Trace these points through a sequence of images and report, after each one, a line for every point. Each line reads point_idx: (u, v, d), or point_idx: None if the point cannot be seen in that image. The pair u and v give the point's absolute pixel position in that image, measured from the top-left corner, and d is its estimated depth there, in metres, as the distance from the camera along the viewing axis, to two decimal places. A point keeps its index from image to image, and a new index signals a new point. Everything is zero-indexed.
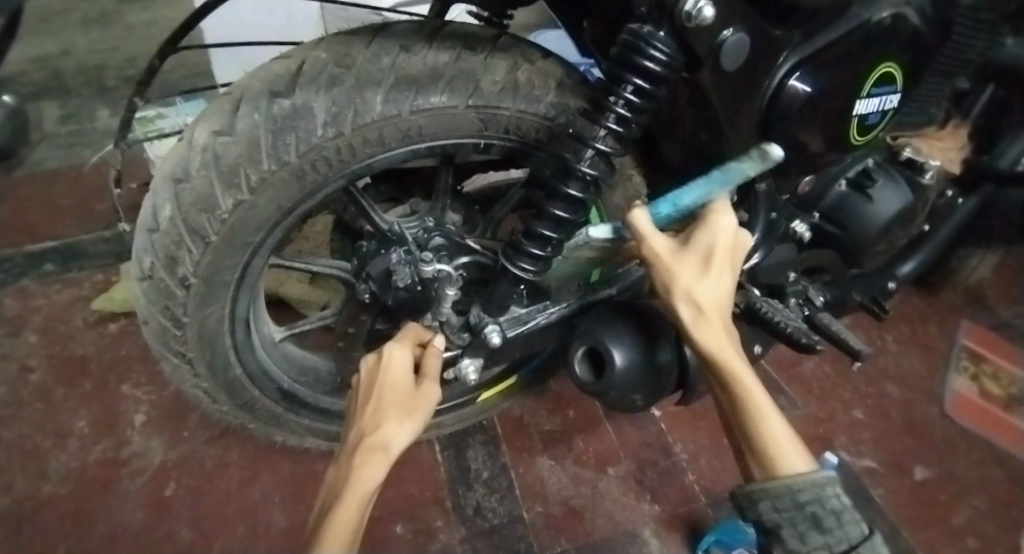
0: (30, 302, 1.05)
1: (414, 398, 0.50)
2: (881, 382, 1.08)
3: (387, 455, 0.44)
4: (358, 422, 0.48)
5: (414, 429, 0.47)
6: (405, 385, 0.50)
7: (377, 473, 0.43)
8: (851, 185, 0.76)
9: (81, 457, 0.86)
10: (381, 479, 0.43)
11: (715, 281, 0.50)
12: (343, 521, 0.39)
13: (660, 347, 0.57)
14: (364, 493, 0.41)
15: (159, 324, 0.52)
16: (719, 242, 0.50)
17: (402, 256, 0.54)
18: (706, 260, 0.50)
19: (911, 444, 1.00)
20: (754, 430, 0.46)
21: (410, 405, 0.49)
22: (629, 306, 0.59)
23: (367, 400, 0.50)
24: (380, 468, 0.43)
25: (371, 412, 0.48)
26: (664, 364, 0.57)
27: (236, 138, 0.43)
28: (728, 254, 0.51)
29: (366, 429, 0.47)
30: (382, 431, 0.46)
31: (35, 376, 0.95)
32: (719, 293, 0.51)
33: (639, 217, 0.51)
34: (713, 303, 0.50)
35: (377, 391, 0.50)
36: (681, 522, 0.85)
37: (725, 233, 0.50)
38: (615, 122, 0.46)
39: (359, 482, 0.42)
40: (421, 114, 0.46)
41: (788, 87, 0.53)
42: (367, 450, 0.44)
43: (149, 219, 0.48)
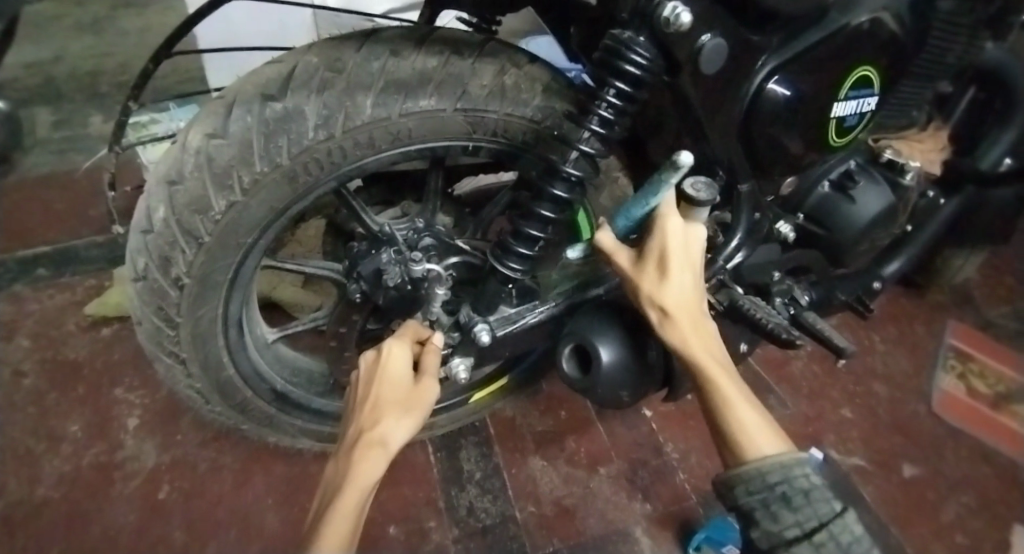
0: (22, 307, 1.05)
1: (413, 395, 0.51)
2: (869, 382, 1.10)
3: (386, 450, 0.45)
4: (356, 419, 0.49)
5: (412, 425, 0.48)
6: (403, 381, 0.51)
7: (377, 467, 0.44)
8: (834, 186, 0.78)
9: (74, 460, 0.86)
10: (380, 473, 0.44)
11: (672, 282, 0.52)
12: (342, 513, 0.40)
13: (649, 347, 0.59)
14: (363, 486, 0.42)
15: (153, 324, 0.53)
16: (668, 243, 0.52)
17: (392, 256, 0.54)
18: (661, 264, 0.52)
19: (899, 442, 1.02)
20: (721, 422, 0.48)
21: (408, 402, 0.50)
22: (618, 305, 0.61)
23: (365, 395, 0.50)
24: (379, 462, 0.44)
25: (370, 408, 0.49)
26: (652, 363, 0.59)
27: (229, 141, 0.44)
28: (682, 253, 0.52)
29: (365, 425, 0.47)
30: (381, 427, 0.47)
31: (28, 380, 0.95)
32: (681, 292, 0.52)
33: (602, 236, 0.55)
34: (674, 303, 0.52)
35: (375, 387, 0.50)
36: (672, 521, 0.86)
37: (676, 233, 0.52)
38: (598, 124, 0.47)
39: (359, 476, 0.43)
40: (411, 117, 0.47)
41: (767, 90, 0.55)
42: (366, 445, 0.45)
43: (144, 220, 0.49)
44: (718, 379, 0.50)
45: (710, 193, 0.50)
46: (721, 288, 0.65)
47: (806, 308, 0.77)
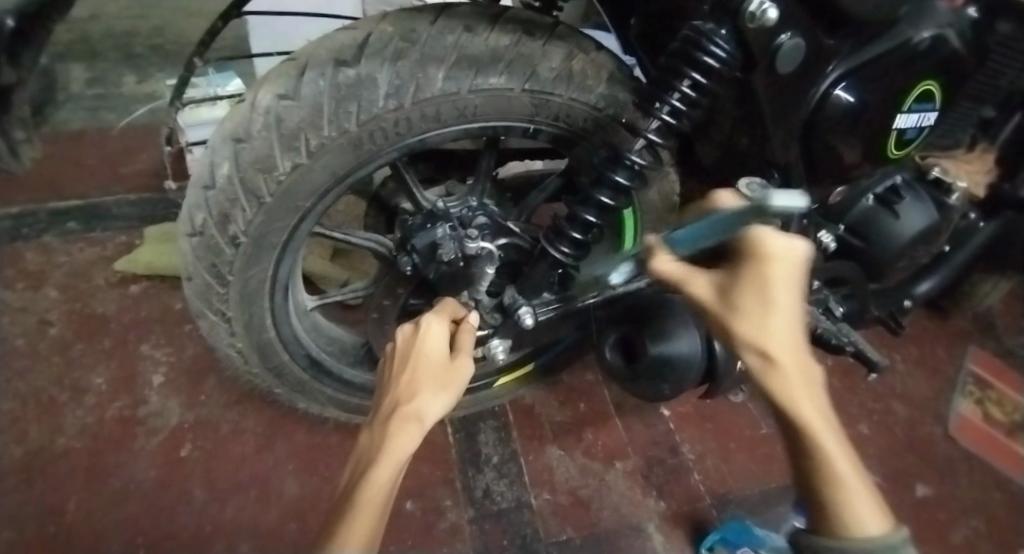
0: (52, 258, 1.06)
1: (448, 373, 0.50)
2: (888, 400, 1.09)
3: (421, 425, 0.45)
4: (390, 392, 0.48)
5: (446, 402, 0.48)
6: (440, 357, 0.51)
7: (412, 442, 0.43)
8: (878, 200, 0.77)
9: (97, 413, 0.87)
10: (416, 448, 0.43)
11: (779, 316, 0.40)
12: (378, 483, 0.39)
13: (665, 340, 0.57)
14: (401, 457, 0.41)
15: (202, 280, 0.53)
16: (774, 272, 0.41)
17: (447, 232, 0.54)
18: (762, 289, 0.41)
19: (913, 463, 1.01)
20: (824, 489, 0.35)
21: (444, 379, 0.49)
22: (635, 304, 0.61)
23: (402, 369, 0.50)
24: (415, 436, 0.43)
25: (406, 380, 0.49)
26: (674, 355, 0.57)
27: (300, 103, 0.45)
28: (787, 275, 0.41)
29: (401, 397, 0.47)
30: (418, 402, 0.46)
31: (55, 330, 0.96)
32: (790, 329, 0.40)
33: (665, 262, 0.49)
34: (781, 341, 0.39)
35: (411, 362, 0.50)
36: (685, 520, 0.86)
37: (780, 251, 0.41)
38: (668, 114, 0.47)
39: (396, 448, 0.42)
40: (479, 94, 0.47)
41: (833, 95, 0.53)
42: (402, 418, 0.44)
43: (205, 175, 0.49)
44: (825, 433, 0.37)
45: (767, 192, 0.55)
46: None
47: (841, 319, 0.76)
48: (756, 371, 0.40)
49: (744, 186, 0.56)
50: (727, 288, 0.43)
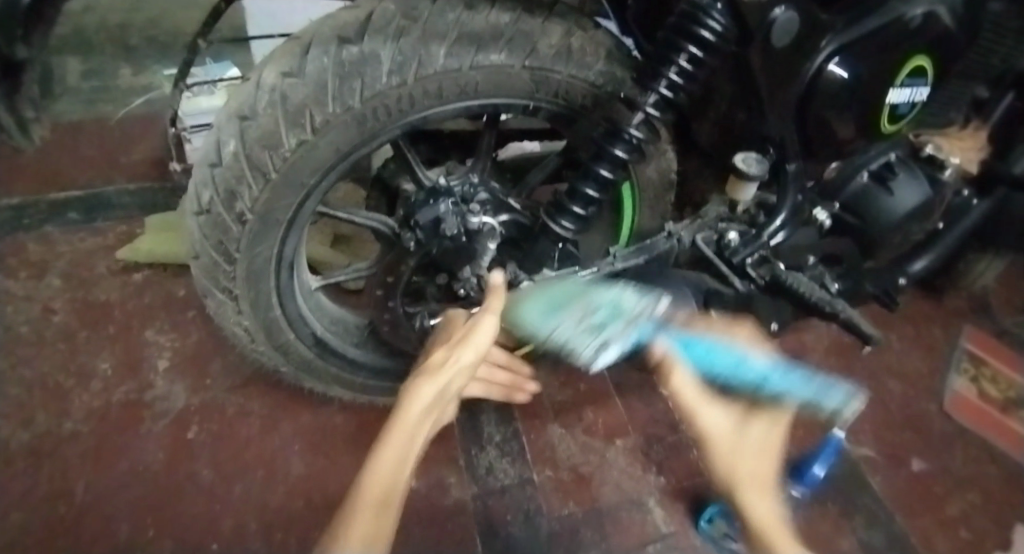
0: (54, 248, 1.07)
1: (462, 335, 0.53)
2: (883, 378, 1.11)
3: (429, 384, 0.48)
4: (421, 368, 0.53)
5: (459, 351, 0.52)
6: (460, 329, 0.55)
7: (420, 399, 0.47)
8: (872, 177, 0.78)
9: (103, 397, 0.88)
10: (422, 403, 0.47)
11: (767, 456, 0.49)
12: (386, 438, 0.44)
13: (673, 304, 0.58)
14: (407, 412, 0.46)
15: (210, 259, 0.55)
16: (771, 422, 0.52)
17: (450, 207, 0.56)
18: (760, 431, 0.51)
19: (908, 438, 1.03)
20: None
21: (457, 342, 0.53)
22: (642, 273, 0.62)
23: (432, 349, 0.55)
24: (421, 393, 0.47)
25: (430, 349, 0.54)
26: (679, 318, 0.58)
27: (304, 80, 0.45)
28: (775, 433, 0.51)
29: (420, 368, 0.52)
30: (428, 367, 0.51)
31: (59, 317, 0.97)
32: (769, 467, 0.48)
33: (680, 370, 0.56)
34: (770, 476, 0.47)
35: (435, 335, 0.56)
36: (685, 495, 0.87)
37: (776, 419, 0.53)
38: (667, 87, 0.48)
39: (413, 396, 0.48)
40: (480, 70, 0.48)
41: (828, 70, 0.55)
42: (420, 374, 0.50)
43: (212, 153, 0.50)
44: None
45: (760, 168, 0.59)
46: (763, 263, 0.65)
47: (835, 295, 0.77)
48: (749, 493, 0.46)
49: (738, 162, 0.60)
50: (737, 417, 0.52)
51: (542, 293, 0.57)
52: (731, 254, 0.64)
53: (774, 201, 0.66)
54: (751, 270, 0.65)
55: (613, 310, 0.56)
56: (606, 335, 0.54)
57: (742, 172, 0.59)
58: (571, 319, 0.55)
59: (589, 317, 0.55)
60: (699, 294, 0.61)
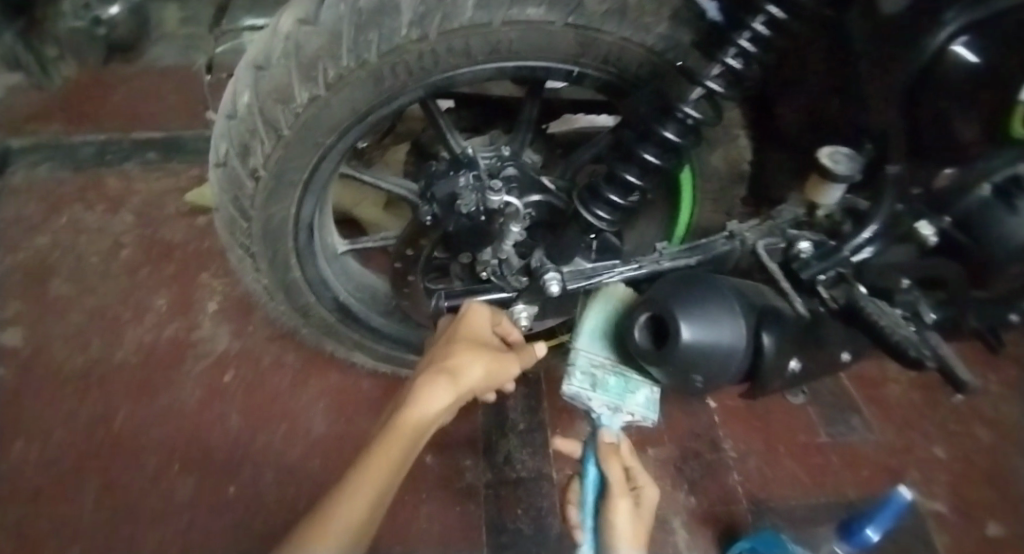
0: (132, 185, 1.12)
1: (489, 348, 0.52)
2: (971, 424, 0.95)
3: (451, 384, 0.48)
4: (432, 352, 0.52)
5: (481, 365, 0.50)
6: (482, 337, 0.53)
7: (440, 396, 0.47)
8: (995, 191, 0.60)
9: (154, 332, 0.92)
10: (441, 402, 0.47)
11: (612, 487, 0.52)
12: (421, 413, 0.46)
13: (711, 328, 0.47)
14: (425, 410, 0.46)
15: (228, 213, 0.53)
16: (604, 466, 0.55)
17: (470, 181, 0.51)
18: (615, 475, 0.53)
19: (994, 499, 0.87)
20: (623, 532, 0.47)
21: (484, 349, 0.51)
22: (683, 278, 0.50)
23: (445, 335, 0.53)
24: (443, 393, 0.47)
25: (447, 343, 0.51)
26: (709, 345, 0.47)
27: (319, 28, 0.41)
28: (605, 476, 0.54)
29: (438, 356, 0.50)
30: (452, 359, 0.49)
31: (126, 251, 1.02)
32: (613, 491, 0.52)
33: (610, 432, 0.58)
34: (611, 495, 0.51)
35: (453, 328, 0.53)
36: (715, 520, 0.80)
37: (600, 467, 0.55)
38: (735, 58, 0.40)
39: (423, 406, 0.46)
40: (514, 26, 0.42)
41: (951, 51, 0.43)
42: (434, 376, 0.48)
43: (229, 103, 0.47)
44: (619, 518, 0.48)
45: (849, 167, 0.49)
46: (840, 283, 0.52)
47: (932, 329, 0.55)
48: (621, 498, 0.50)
49: (823, 157, 0.50)
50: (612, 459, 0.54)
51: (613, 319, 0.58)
52: (800, 266, 0.53)
53: (865, 207, 0.55)
54: (822, 289, 0.52)
55: (622, 384, 0.58)
56: (595, 393, 0.57)
57: (826, 169, 0.49)
58: (599, 358, 0.58)
59: (605, 371, 0.58)
60: (751, 311, 0.49)
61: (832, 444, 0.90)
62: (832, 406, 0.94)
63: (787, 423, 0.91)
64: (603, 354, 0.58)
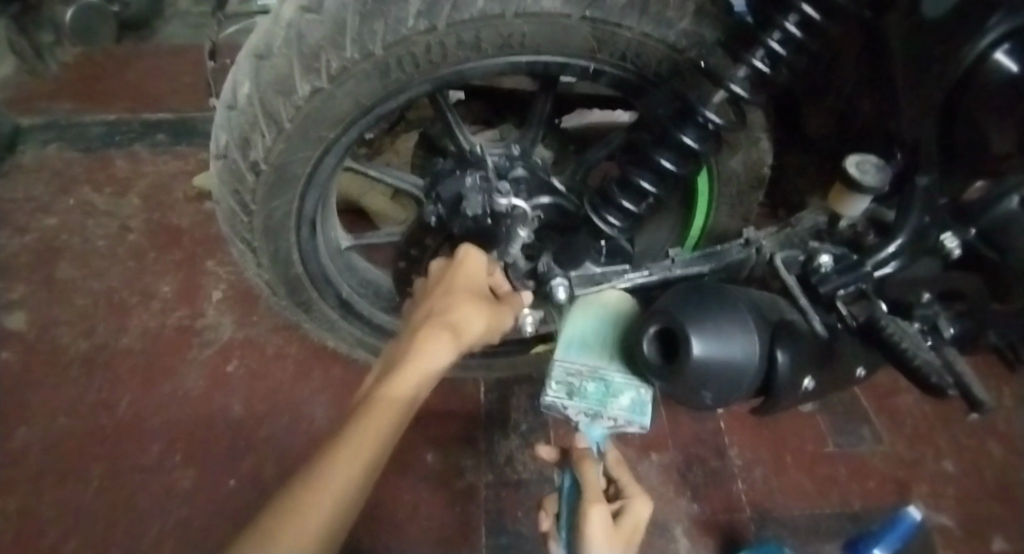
0: (141, 168, 1.12)
1: (486, 301, 0.48)
2: (984, 437, 0.91)
3: (454, 340, 0.44)
4: (427, 302, 0.47)
5: (482, 321, 0.47)
6: (480, 288, 0.49)
7: (444, 353, 0.43)
8: None
9: (159, 318, 0.91)
10: (445, 359, 0.43)
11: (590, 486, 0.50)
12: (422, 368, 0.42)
13: (724, 339, 0.44)
14: (427, 366, 0.42)
15: (228, 207, 0.51)
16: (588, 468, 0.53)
17: (477, 182, 0.49)
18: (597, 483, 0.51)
19: (1008, 517, 0.83)
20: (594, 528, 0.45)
21: (483, 303, 0.48)
22: (695, 288, 0.48)
23: (440, 283, 0.48)
24: (446, 349, 0.43)
25: (445, 294, 0.47)
26: (724, 357, 0.44)
27: (322, 17, 0.39)
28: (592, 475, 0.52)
29: (437, 309, 0.46)
30: (455, 315, 0.45)
31: (133, 235, 1.01)
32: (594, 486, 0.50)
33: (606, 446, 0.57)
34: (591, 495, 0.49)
35: (449, 278, 0.48)
36: (718, 529, 0.78)
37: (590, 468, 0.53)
38: (762, 60, 0.37)
39: (425, 359, 0.42)
40: (528, 20, 0.40)
41: (993, 59, 0.39)
42: (436, 330, 0.44)
43: (229, 93, 0.45)
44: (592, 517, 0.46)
45: (878, 177, 0.46)
46: (859, 299, 0.49)
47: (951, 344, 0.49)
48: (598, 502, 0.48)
49: (849, 166, 0.47)
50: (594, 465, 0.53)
51: (583, 322, 0.52)
52: (818, 280, 0.50)
53: (892, 219, 0.53)
54: (841, 305, 0.49)
55: (602, 390, 0.49)
56: (572, 402, 0.49)
57: (852, 180, 0.47)
58: (574, 364, 0.50)
59: (583, 380, 0.50)
60: (766, 326, 0.47)
61: (840, 454, 0.87)
62: (842, 415, 0.92)
63: (795, 431, 0.89)
64: (579, 360, 0.50)
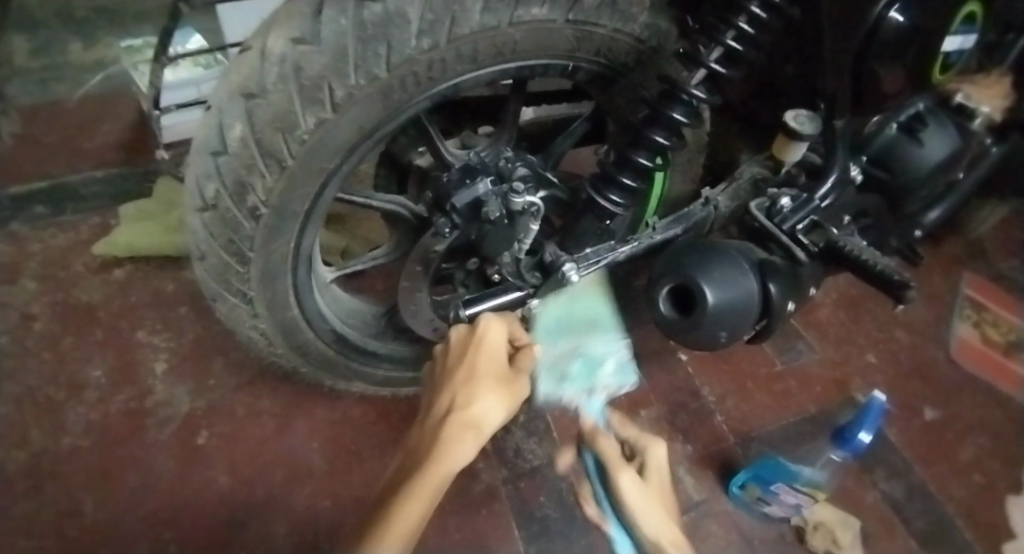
0: (24, 248, 0.98)
1: (507, 378, 0.44)
2: (890, 328, 1.07)
3: (478, 436, 0.39)
4: (447, 390, 0.42)
5: (506, 409, 0.42)
6: (499, 363, 0.45)
7: (467, 454, 0.38)
8: (901, 129, 0.68)
9: (100, 407, 0.81)
10: (468, 460, 0.38)
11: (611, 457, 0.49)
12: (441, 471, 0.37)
13: (728, 287, 0.51)
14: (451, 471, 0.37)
15: (220, 260, 0.48)
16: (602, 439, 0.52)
17: (490, 186, 0.52)
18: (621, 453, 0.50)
19: (922, 388, 1.00)
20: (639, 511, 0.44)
21: (505, 381, 0.44)
22: (692, 245, 0.53)
23: (458, 365, 0.44)
24: (471, 450, 0.38)
25: (465, 379, 0.42)
26: (732, 304, 0.51)
27: (320, 47, 0.38)
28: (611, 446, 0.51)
29: (457, 399, 0.41)
30: (476, 404, 0.40)
31: (38, 324, 0.89)
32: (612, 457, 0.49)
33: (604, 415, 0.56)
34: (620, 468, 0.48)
35: (468, 359, 0.44)
36: (713, 460, 0.87)
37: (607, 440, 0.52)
38: (734, 39, 0.43)
39: (446, 463, 0.37)
40: (520, 27, 0.42)
41: (887, 19, 0.49)
42: (459, 425, 0.39)
43: (213, 139, 0.43)
44: (631, 499, 0.45)
45: (813, 126, 0.55)
46: (814, 229, 0.60)
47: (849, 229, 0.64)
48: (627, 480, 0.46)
49: (790, 121, 0.56)
50: (600, 438, 0.51)
51: (562, 309, 0.58)
52: (781, 220, 0.59)
53: (819, 161, 0.62)
54: (803, 236, 0.59)
55: (590, 368, 0.56)
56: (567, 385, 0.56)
57: (794, 130, 0.55)
58: (558, 350, 0.56)
59: (568, 360, 0.57)
60: (753, 265, 0.53)
61: (789, 370, 0.99)
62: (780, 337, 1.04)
63: (748, 359, 1.00)
64: (562, 345, 0.57)
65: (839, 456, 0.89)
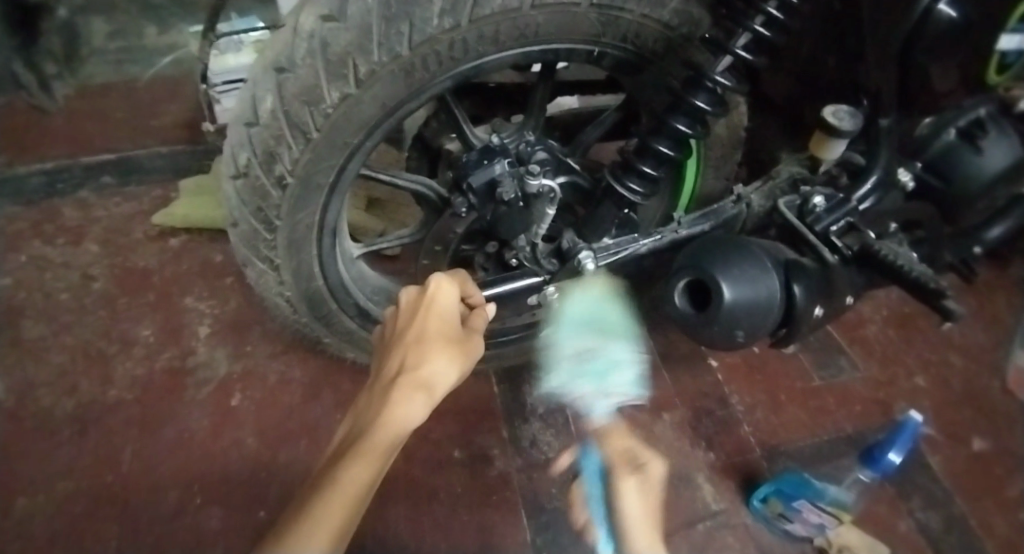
0: (91, 213, 1.06)
1: (459, 340, 0.45)
2: (943, 351, 1.00)
3: (430, 395, 0.39)
4: (399, 349, 0.42)
5: (457, 369, 0.42)
6: (449, 324, 0.46)
7: (420, 410, 0.38)
8: (960, 135, 0.63)
9: (146, 364, 0.87)
10: (421, 417, 0.37)
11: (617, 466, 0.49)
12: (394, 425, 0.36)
13: (746, 285, 0.49)
14: (403, 429, 0.36)
15: (249, 226, 0.51)
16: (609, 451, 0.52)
17: (507, 167, 0.52)
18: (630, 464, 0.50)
19: (974, 417, 0.93)
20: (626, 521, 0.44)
21: (455, 342, 0.44)
22: (713, 241, 0.52)
23: (409, 326, 0.44)
24: (422, 407, 0.38)
25: (416, 339, 0.42)
26: (747, 302, 0.49)
27: (346, 24, 0.40)
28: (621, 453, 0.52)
29: (408, 359, 0.41)
30: (428, 363, 0.40)
31: (98, 284, 0.96)
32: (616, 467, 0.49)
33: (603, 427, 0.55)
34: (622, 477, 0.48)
35: (419, 321, 0.45)
36: (736, 472, 0.84)
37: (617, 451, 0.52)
38: (762, 25, 0.42)
39: (399, 418, 0.36)
40: (542, 10, 0.42)
41: (936, 11, 0.47)
42: (410, 384, 0.38)
43: (248, 110, 0.45)
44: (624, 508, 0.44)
45: (853, 121, 0.52)
46: (849, 231, 0.57)
47: (893, 236, 0.61)
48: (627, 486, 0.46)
49: (829, 116, 0.53)
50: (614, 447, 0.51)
51: (586, 302, 0.58)
52: (813, 220, 0.56)
53: (861, 161, 0.59)
54: (837, 238, 0.56)
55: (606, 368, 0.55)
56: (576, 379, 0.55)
57: (833, 126, 0.53)
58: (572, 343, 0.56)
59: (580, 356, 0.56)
60: (779, 265, 0.52)
61: (827, 386, 0.95)
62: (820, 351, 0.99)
63: (783, 372, 0.96)
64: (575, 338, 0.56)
65: (866, 476, 0.83)
